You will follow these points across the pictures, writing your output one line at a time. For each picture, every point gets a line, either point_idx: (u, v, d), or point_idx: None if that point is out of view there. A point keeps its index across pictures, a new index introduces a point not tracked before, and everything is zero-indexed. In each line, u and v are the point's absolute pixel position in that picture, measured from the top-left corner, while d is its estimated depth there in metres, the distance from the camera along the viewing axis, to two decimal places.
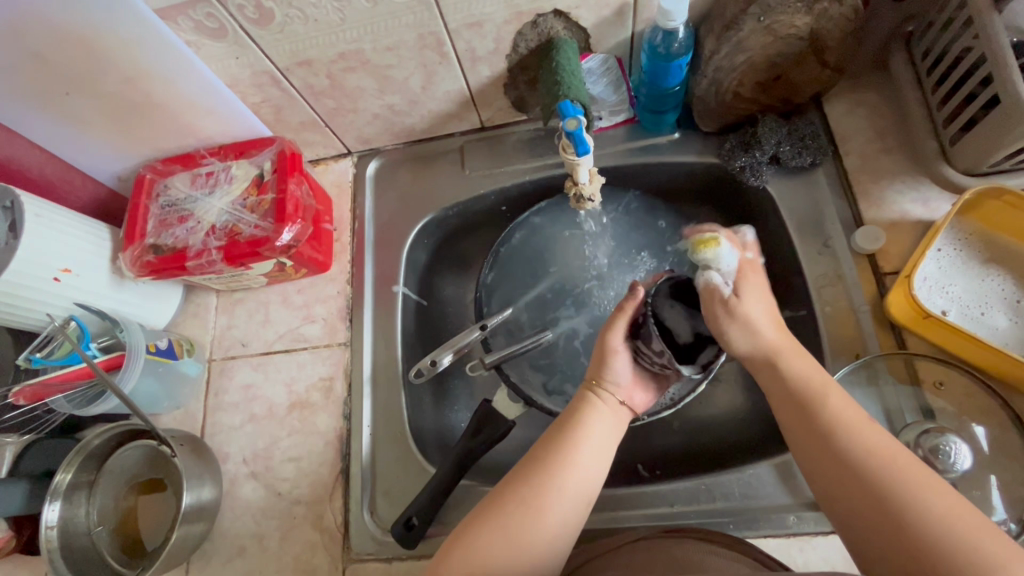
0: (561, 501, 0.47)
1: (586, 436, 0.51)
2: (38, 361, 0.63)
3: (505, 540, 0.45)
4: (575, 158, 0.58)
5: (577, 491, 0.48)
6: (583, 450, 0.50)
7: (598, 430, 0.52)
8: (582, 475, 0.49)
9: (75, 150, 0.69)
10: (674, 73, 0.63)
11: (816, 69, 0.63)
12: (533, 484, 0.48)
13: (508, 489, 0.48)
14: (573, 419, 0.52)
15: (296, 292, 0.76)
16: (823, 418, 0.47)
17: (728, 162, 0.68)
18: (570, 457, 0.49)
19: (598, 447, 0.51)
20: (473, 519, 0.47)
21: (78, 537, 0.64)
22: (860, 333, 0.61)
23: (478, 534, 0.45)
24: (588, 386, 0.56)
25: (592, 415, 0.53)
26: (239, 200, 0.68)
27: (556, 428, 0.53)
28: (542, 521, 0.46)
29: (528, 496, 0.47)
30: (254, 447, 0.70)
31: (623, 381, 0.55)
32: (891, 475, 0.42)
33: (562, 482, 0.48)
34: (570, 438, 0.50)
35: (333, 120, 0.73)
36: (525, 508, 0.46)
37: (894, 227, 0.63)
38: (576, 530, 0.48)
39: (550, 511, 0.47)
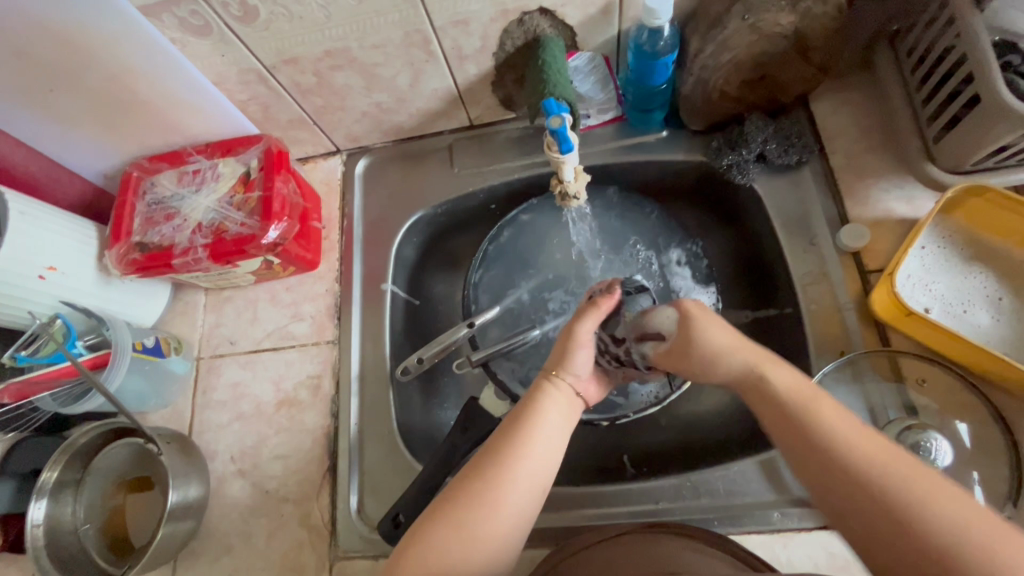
0: (516, 495, 0.47)
1: (540, 424, 0.51)
2: (23, 359, 0.62)
3: (459, 539, 0.45)
4: (559, 155, 0.59)
5: (532, 481, 0.48)
6: (537, 439, 0.50)
7: (552, 417, 0.51)
8: (536, 464, 0.48)
9: (63, 149, 0.69)
10: (660, 71, 0.63)
11: (801, 67, 0.63)
12: (487, 477, 0.47)
13: (462, 490, 0.47)
14: (527, 409, 0.52)
15: (285, 290, 0.76)
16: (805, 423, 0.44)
17: (715, 160, 0.68)
18: (522, 453, 0.48)
19: (553, 434, 0.51)
20: (430, 519, 0.46)
21: (65, 536, 0.64)
22: (844, 330, 0.61)
23: (430, 541, 0.45)
24: (543, 375, 0.55)
25: (547, 403, 0.52)
26: (226, 198, 0.68)
27: (510, 418, 0.52)
28: (496, 516, 0.46)
29: (481, 490, 0.47)
30: (242, 445, 0.70)
31: (581, 372, 0.55)
32: (884, 475, 0.40)
33: (516, 474, 0.47)
34: (523, 433, 0.50)
35: (321, 117, 0.73)
36: (478, 504, 0.46)
37: (879, 225, 0.63)
38: (531, 518, 0.48)
39: (505, 503, 0.46)
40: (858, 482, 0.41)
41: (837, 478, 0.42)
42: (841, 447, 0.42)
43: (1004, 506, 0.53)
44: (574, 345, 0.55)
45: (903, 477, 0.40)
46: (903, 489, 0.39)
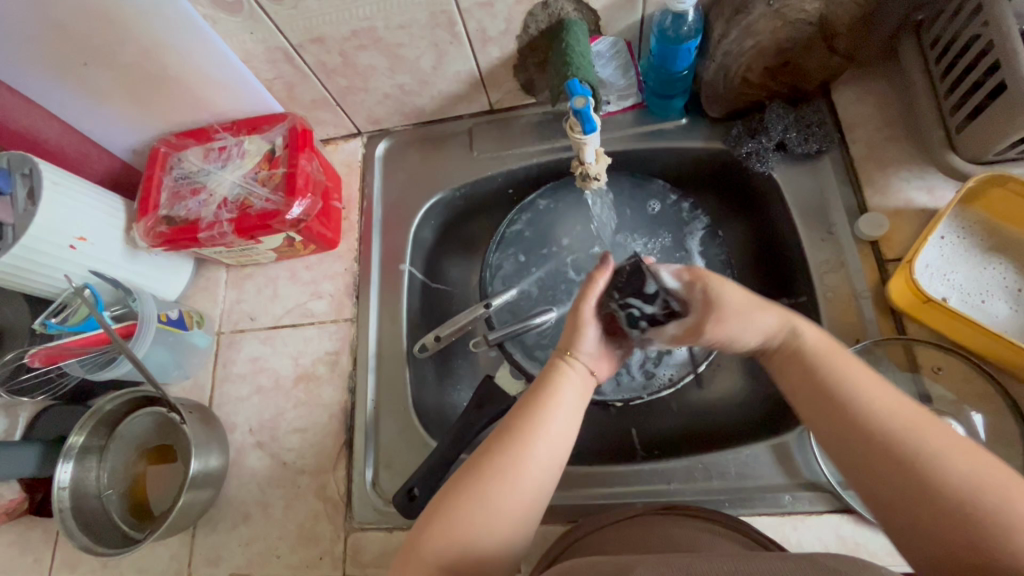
0: (532, 472, 0.48)
1: (557, 404, 0.51)
2: (53, 327, 0.64)
3: (477, 514, 0.46)
4: (581, 137, 0.59)
5: (546, 460, 0.48)
6: (553, 416, 0.50)
7: (567, 397, 0.51)
8: (551, 442, 0.49)
9: (91, 123, 0.71)
10: (683, 57, 0.63)
11: (825, 55, 0.63)
12: (504, 454, 0.48)
13: (480, 466, 0.47)
14: (545, 387, 0.52)
15: (305, 268, 0.77)
16: (842, 388, 0.46)
17: (734, 148, 0.69)
18: (541, 429, 0.49)
19: (568, 413, 0.51)
20: (447, 493, 0.47)
21: (88, 499, 0.65)
22: (861, 318, 0.62)
23: (450, 513, 0.46)
24: (556, 354, 0.55)
25: (563, 383, 0.52)
26: (251, 173, 0.69)
27: (525, 398, 0.52)
28: (514, 492, 0.47)
29: (501, 468, 0.47)
30: (261, 417, 0.71)
31: (594, 349, 0.55)
32: (910, 433, 0.42)
33: (534, 452, 0.48)
34: (540, 408, 0.50)
35: (344, 98, 0.74)
36: (498, 482, 0.47)
37: (899, 215, 0.63)
38: (547, 496, 0.49)
39: (522, 481, 0.47)
40: (889, 441, 0.42)
41: (860, 438, 0.43)
42: (869, 410, 0.44)
43: None
44: (583, 318, 0.54)
45: (933, 445, 0.41)
46: (933, 456, 0.40)
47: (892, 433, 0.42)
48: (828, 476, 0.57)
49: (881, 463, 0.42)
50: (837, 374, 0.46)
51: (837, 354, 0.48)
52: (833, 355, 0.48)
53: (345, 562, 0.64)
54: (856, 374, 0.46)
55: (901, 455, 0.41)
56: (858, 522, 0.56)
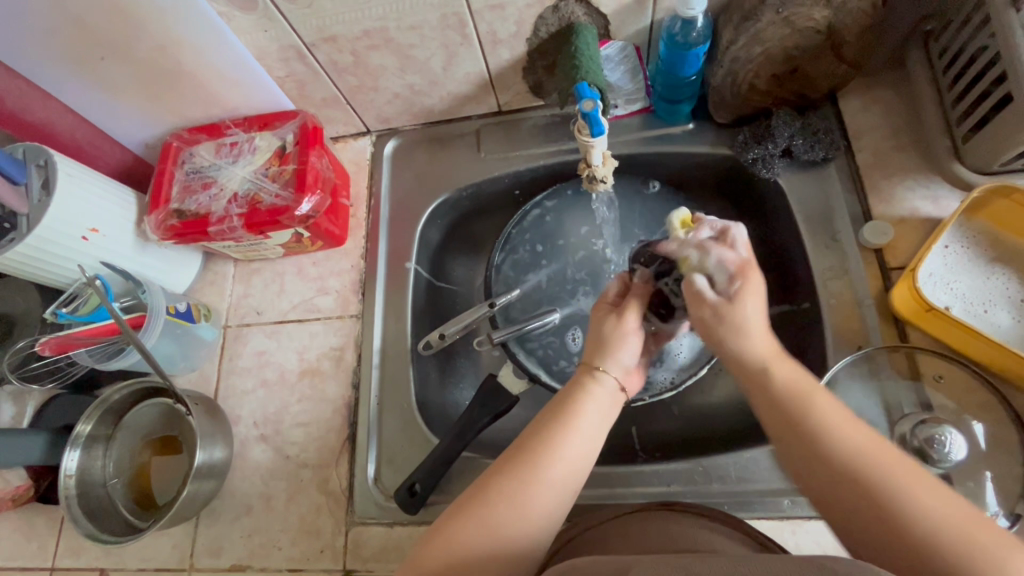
0: (548, 494, 0.47)
1: (577, 425, 0.49)
2: (64, 317, 0.65)
3: (484, 535, 0.45)
4: (589, 140, 0.59)
5: (563, 481, 0.47)
6: (571, 437, 0.49)
7: (586, 419, 0.50)
8: (567, 463, 0.48)
9: (106, 117, 0.72)
10: (691, 62, 0.64)
11: (833, 63, 0.63)
12: (518, 474, 0.47)
13: (490, 487, 0.47)
14: (565, 406, 0.50)
15: (312, 264, 0.78)
16: (814, 436, 0.43)
17: (740, 154, 0.69)
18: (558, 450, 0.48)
19: (587, 434, 0.49)
20: (455, 513, 0.46)
21: (94, 488, 0.66)
22: (863, 325, 0.62)
23: (457, 532, 0.45)
24: (584, 368, 0.53)
25: (584, 403, 0.50)
26: (262, 169, 0.70)
27: (546, 412, 0.51)
28: (524, 516, 0.46)
29: (510, 489, 0.46)
30: (265, 411, 0.72)
31: (626, 364, 0.53)
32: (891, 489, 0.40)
33: (546, 474, 0.47)
34: (563, 425, 0.49)
35: (354, 97, 0.75)
36: (508, 504, 0.46)
37: (903, 224, 0.64)
38: (562, 517, 0.48)
39: (533, 502, 0.46)
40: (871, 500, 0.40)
41: (839, 481, 0.42)
42: (849, 455, 0.42)
43: (1015, 504, 0.53)
44: (618, 330, 0.53)
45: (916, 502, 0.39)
46: (911, 500, 0.39)
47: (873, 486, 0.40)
48: None
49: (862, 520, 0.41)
50: (808, 416, 0.44)
51: (811, 392, 0.45)
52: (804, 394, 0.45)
53: (345, 556, 0.64)
54: (832, 419, 0.44)
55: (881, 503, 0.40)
56: None
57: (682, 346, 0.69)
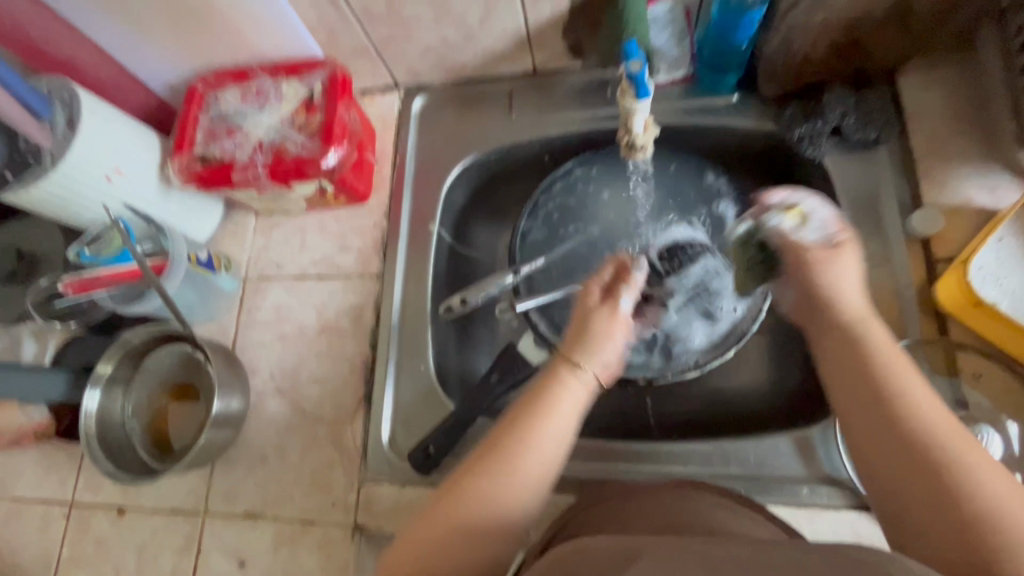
0: (521, 491, 0.46)
1: (557, 412, 0.50)
2: (88, 258, 0.66)
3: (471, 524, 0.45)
4: (633, 102, 0.55)
5: (538, 474, 0.47)
6: (553, 422, 0.49)
7: (562, 404, 0.50)
8: (546, 448, 0.48)
9: (130, 55, 0.70)
10: (745, 27, 0.59)
11: (897, 36, 0.59)
12: (489, 473, 0.46)
13: (465, 488, 0.46)
14: (541, 400, 0.50)
15: (334, 220, 0.76)
16: (885, 380, 0.44)
17: (786, 132, 0.66)
18: (531, 445, 0.48)
19: (559, 425, 0.49)
20: (431, 513, 0.46)
21: (113, 428, 0.67)
22: (901, 317, 0.60)
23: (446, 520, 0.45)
24: (561, 363, 0.53)
25: (560, 390, 0.51)
26: (288, 118, 0.68)
27: (518, 408, 0.50)
28: (511, 500, 0.46)
29: (499, 470, 0.47)
30: (282, 364, 0.72)
31: (604, 358, 0.54)
32: (943, 443, 0.40)
33: (528, 462, 0.47)
34: (534, 421, 0.49)
35: (385, 48, 0.72)
36: (496, 491, 0.46)
37: (955, 213, 0.60)
38: (538, 511, 0.48)
39: (507, 501, 0.46)
40: (919, 446, 0.41)
41: (894, 433, 0.42)
42: (913, 411, 0.42)
43: None
44: (601, 321, 0.54)
45: (962, 458, 0.39)
46: (958, 456, 0.40)
47: (924, 432, 0.41)
48: (850, 472, 0.56)
49: (900, 461, 0.41)
50: (887, 369, 0.45)
51: (892, 351, 0.46)
52: (886, 350, 0.46)
53: (356, 512, 0.65)
54: (909, 379, 0.44)
55: (927, 466, 0.40)
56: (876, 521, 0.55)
57: (695, 331, 0.67)
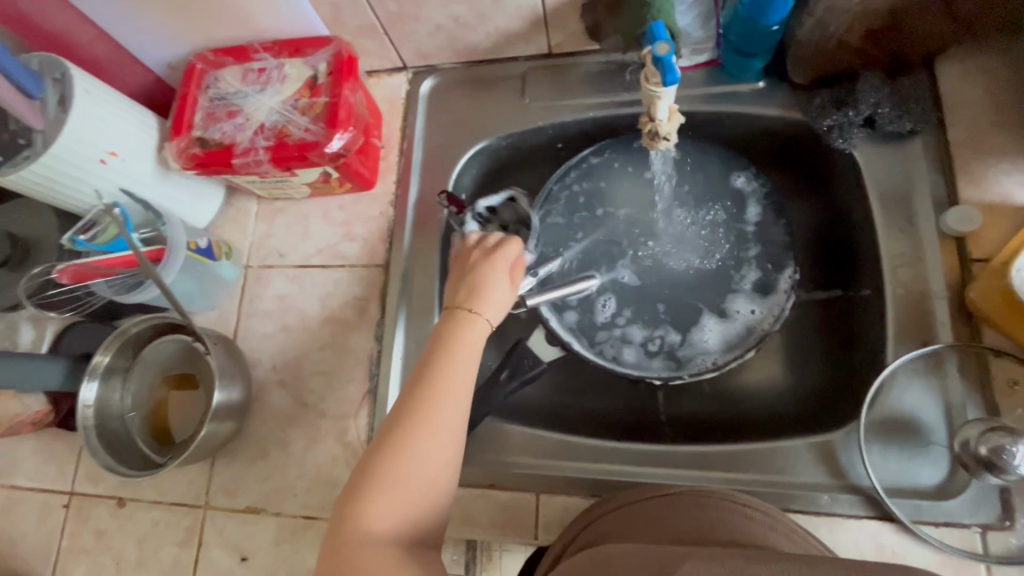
0: (438, 428, 0.45)
1: (461, 348, 0.51)
2: (82, 244, 0.62)
3: (411, 470, 0.44)
4: (658, 89, 0.52)
5: (451, 406, 0.47)
6: (450, 360, 0.49)
7: (462, 340, 0.51)
8: (457, 382, 0.48)
9: (125, 30, 0.67)
10: (778, 8, 0.56)
11: (940, 20, 0.56)
12: (405, 421, 0.46)
13: (383, 441, 0.45)
14: (441, 344, 0.51)
15: (338, 207, 0.74)
16: None
17: (815, 120, 0.63)
18: (437, 386, 0.47)
19: (465, 361, 0.50)
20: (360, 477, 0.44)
21: (112, 419, 0.66)
22: (932, 320, 0.57)
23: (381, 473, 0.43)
24: (456, 308, 0.54)
25: (459, 328, 0.52)
26: (291, 100, 0.65)
27: (421, 362, 0.50)
28: (438, 440, 0.45)
29: (413, 416, 0.46)
30: (285, 356, 0.70)
31: (495, 292, 0.55)
32: None
33: (443, 399, 0.47)
34: (439, 365, 0.49)
35: (393, 27, 0.68)
36: (422, 436, 0.45)
37: (993, 211, 0.57)
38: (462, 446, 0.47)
39: (425, 440, 0.45)
40: None
41: None
42: None
43: None
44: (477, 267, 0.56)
45: None
46: None
47: None
48: (874, 480, 0.54)
49: None
50: None
51: None
52: None
53: None
54: None
55: None
56: (900, 532, 0.53)
57: (710, 332, 0.67)
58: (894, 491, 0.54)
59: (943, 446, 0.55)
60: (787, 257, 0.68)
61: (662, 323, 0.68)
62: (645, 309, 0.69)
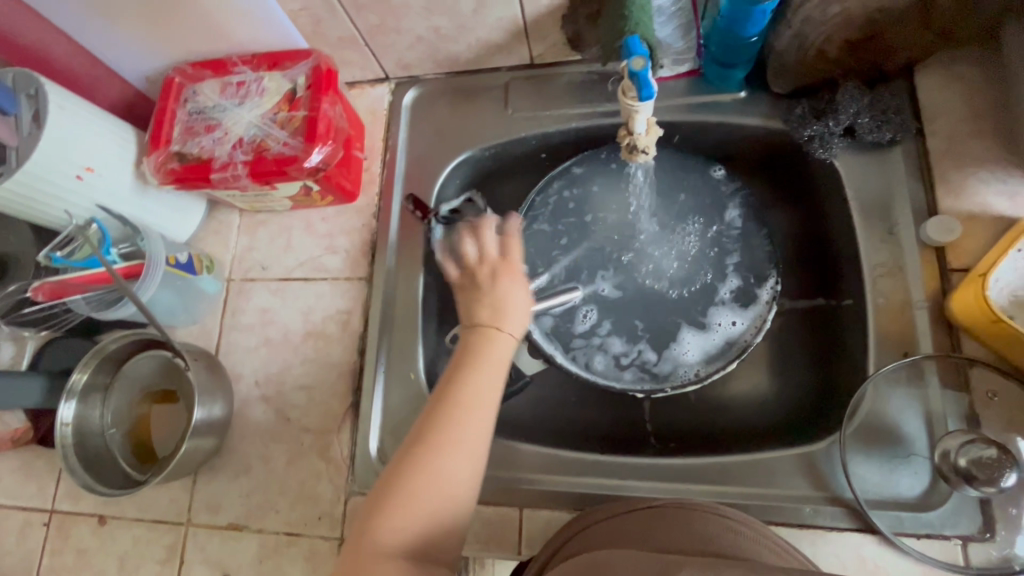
0: (461, 448, 0.45)
1: (488, 364, 0.48)
2: (58, 261, 0.61)
3: (430, 486, 0.43)
4: (634, 104, 0.52)
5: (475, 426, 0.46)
6: (475, 378, 0.47)
7: (489, 357, 0.48)
8: (481, 399, 0.46)
9: (103, 43, 0.66)
10: (756, 20, 0.56)
11: (918, 31, 0.56)
12: (429, 439, 0.44)
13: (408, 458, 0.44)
14: (465, 360, 0.48)
15: (321, 220, 0.73)
16: None
17: (796, 129, 0.63)
18: (464, 404, 0.46)
19: (490, 379, 0.47)
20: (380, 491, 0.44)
21: (91, 437, 0.65)
22: (912, 330, 0.57)
23: (401, 486, 0.43)
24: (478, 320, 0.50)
25: (486, 343, 0.49)
26: (270, 114, 0.65)
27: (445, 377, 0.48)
28: (459, 458, 0.44)
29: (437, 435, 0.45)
30: (267, 370, 0.69)
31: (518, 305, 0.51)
32: None
33: (467, 418, 0.45)
34: (462, 383, 0.47)
35: (373, 38, 0.68)
36: (444, 455, 0.44)
37: (972, 221, 0.57)
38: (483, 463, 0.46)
39: (448, 462, 0.44)
40: None
41: None
42: None
43: None
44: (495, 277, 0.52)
45: None
46: None
47: None
48: (855, 491, 0.54)
49: None
50: None
51: None
52: None
53: (343, 525, 0.63)
54: None
55: None
56: (882, 544, 0.53)
57: (690, 345, 0.67)
58: (874, 503, 0.54)
59: (924, 456, 0.55)
60: (768, 267, 0.67)
61: (640, 338, 0.68)
62: (625, 322, 0.69)
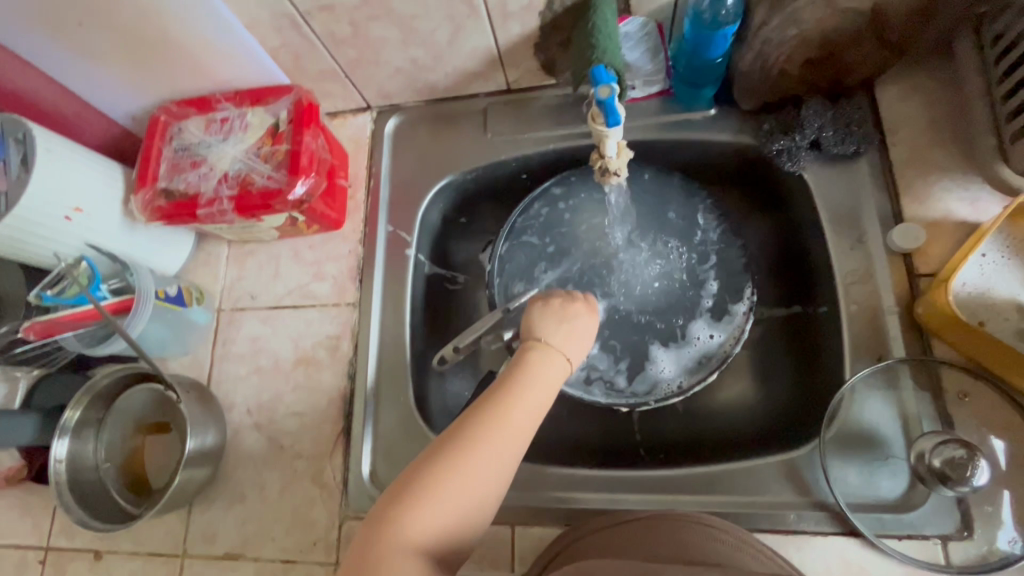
0: (507, 450, 0.46)
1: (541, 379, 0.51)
2: (48, 300, 0.63)
3: (470, 476, 0.43)
4: (604, 129, 0.54)
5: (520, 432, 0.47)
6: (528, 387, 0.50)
7: (546, 381, 0.51)
8: (532, 419, 0.48)
9: (89, 86, 0.68)
10: (718, 44, 0.58)
11: (874, 48, 0.58)
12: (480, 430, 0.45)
13: (456, 443, 0.45)
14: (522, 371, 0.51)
15: (308, 248, 0.74)
16: None
17: (764, 144, 0.65)
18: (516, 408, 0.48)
19: (541, 393, 0.50)
20: (423, 470, 0.43)
21: (86, 472, 0.65)
22: (885, 335, 0.59)
23: (442, 478, 0.43)
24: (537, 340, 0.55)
25: (543, 367, 0.52)
26: (254, 148, 0.66)
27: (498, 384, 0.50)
28: (501, 460, 0.45)
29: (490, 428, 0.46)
30: (259, 398, 0.70)
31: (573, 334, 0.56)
32: None
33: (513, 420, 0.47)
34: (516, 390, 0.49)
35: (353, 71, 0.70)
36: (488, 449, 0.45)
37: (936, 227, 0.59)
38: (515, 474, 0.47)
39: (495, 455, 0.45)
40: None
41: None
42: None
43: None
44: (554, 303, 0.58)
45: None
46: None
47: None
48: (837, 496, 0.55)
49: None
50: None
51: None
52: None
53: (339, 549, 0.63)
54: None
55: None
56: (866, 545, 0.54)
57: (665, 362, 0.68)
58: (857, 506, 0.55)
59: (903, 458, 0.56)
60: (744, 281, 0.69)
61: (619, 355, 0.69)
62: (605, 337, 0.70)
